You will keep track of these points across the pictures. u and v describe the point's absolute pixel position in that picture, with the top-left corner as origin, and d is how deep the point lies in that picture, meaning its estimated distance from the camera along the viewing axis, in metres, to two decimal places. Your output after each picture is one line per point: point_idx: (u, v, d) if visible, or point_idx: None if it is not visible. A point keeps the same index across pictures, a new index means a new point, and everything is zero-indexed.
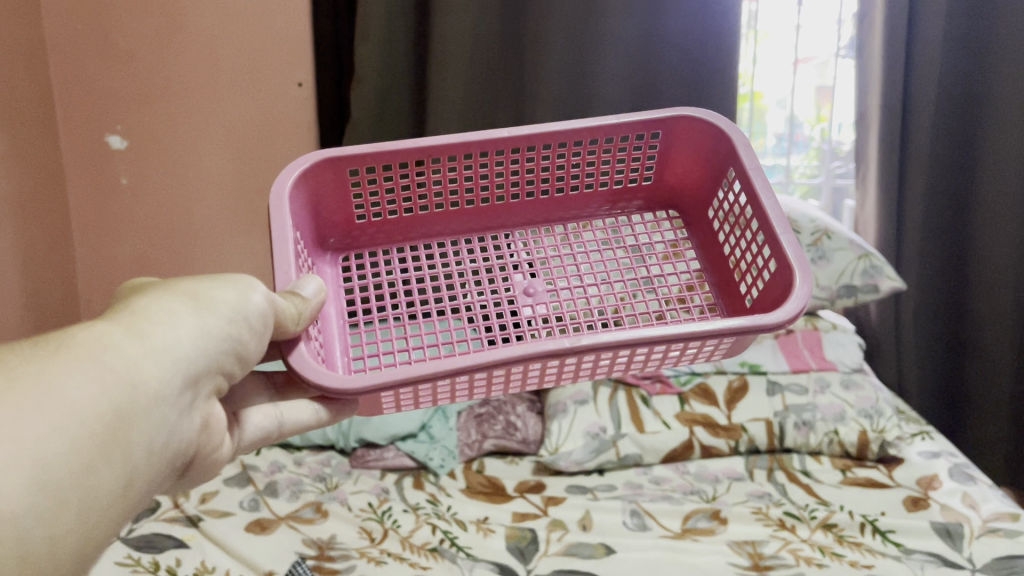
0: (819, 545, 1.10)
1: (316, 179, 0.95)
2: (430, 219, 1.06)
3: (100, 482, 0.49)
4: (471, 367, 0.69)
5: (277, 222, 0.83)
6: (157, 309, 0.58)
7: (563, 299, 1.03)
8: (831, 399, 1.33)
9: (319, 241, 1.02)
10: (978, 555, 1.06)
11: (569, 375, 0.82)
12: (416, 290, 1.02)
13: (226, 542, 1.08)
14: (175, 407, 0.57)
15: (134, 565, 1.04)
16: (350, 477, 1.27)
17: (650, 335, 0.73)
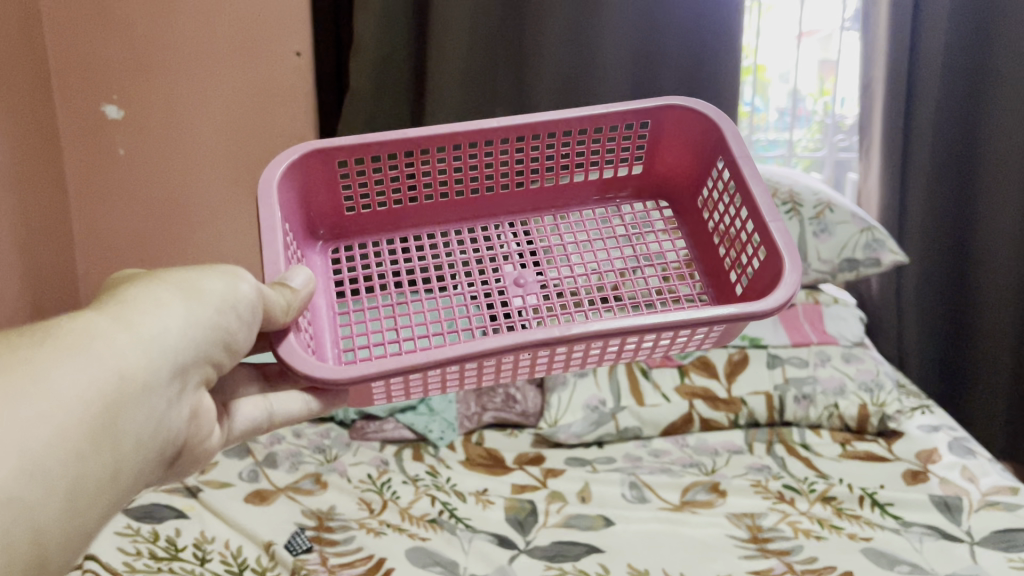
0: (818, 517, 1.10)
1: (304, 170, 0.95)
2: (419, 210, 1.05)
3: (88, 474, 0.49)
4: (458, 357, 0.69)
5: (266, 214, 0.82)
6: (145, 297, 0.57)
7: (555, 289, 1.01)
8: (832, 372, 1.33)
9: (308, 232, 1.01)
10: (977, 528, 1.07)
11: (562, 364, 0.82)
12: (405, 281, 1.01)
13: (225, 513, 1.08)
14: (165, 398, 0.57)
15: (134, 535, 1.04)
16: (349, 449, 1.27)
17: (642, 324, 0.72)
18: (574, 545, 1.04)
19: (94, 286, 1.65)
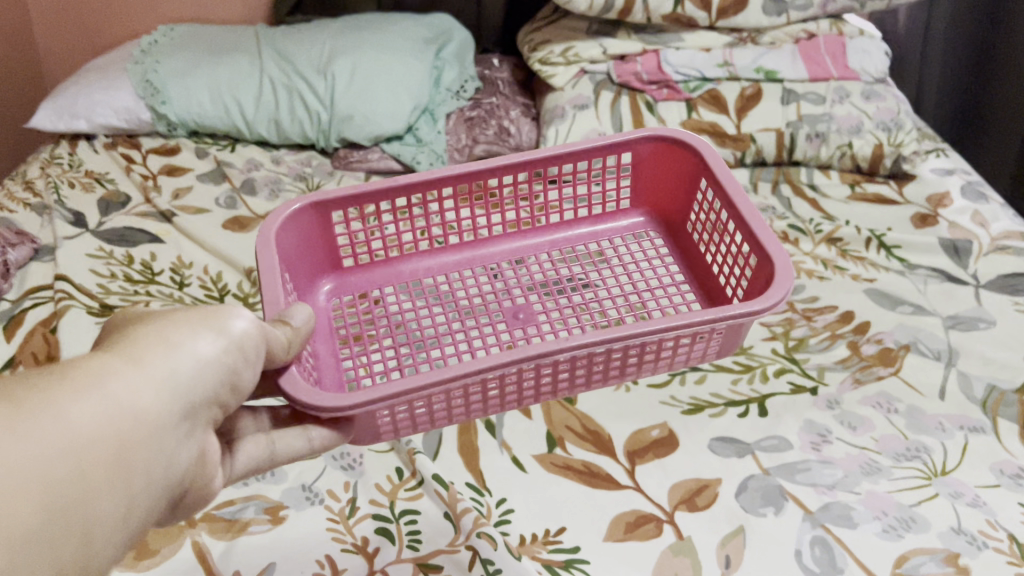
0: (822, 258, 1.07)
1: (298, 228, 0.80)
2: (412, 257, 0.89)
3: (94, 522, 0.42)
4: (460, 378, 0.60)
5: (265, 264, 0.70)
6: (145, 335, 0.49)
7: (551, 318, 0.82)
8: (849, 110, 1.23)
9: (309, 284, 0.85)
10: (983, 272, 1.03)
11: (556, 387, 0.70)
12: (398, 326, 0.82)
13: (201, 237, 1.01)
14: (177, 435, 0.48)
15: (107, 258, 0.97)
16: (333, 178, 1.18)
17: (635, 330, 0.64)
18: None
19: (46, 18, 1.50)
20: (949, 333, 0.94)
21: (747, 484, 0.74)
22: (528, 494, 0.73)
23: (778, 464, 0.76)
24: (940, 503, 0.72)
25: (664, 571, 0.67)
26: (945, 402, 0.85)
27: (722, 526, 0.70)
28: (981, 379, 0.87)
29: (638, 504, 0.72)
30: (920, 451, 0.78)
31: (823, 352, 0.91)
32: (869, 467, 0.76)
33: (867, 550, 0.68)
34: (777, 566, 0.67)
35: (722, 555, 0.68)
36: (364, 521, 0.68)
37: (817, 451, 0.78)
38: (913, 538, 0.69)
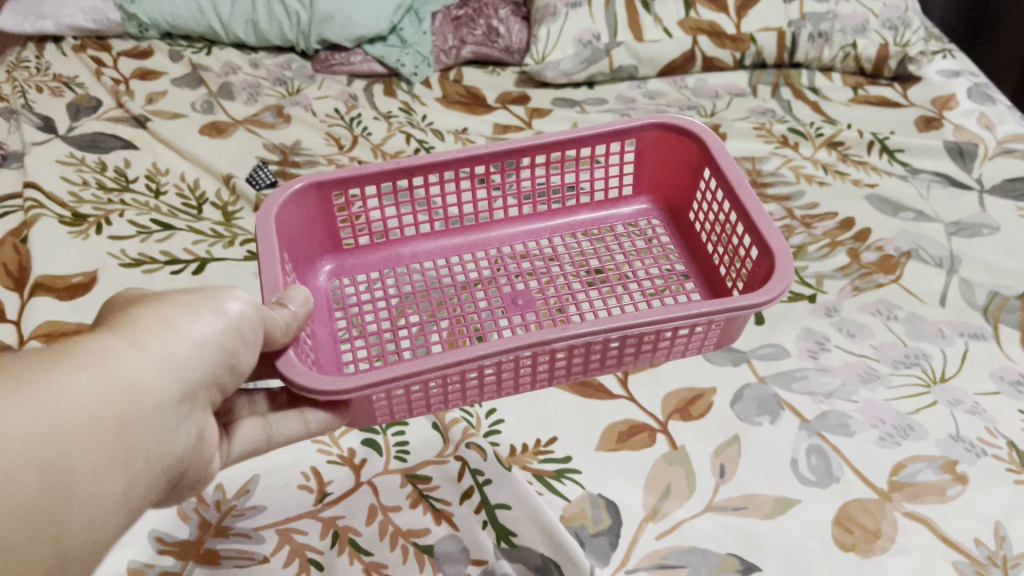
0: (822, 163, 1.03)
1: (299, 210, 0.74)
2: (412, 239, 0.83)
3: (85, 505, 0.39)
4: (455, 365, 0.55)
5: (264, 243, 0.64)
6: (146, 315, 0.46)
7: (544, 301, 0.77)
8: (854, 6, 1.16)
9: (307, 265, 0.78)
10: (987, 177, 1.00)
11: (556, 372, 0.65)
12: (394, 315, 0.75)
13: (177, 143, 0.97)
14: (175, 418, 0.45)
15: (78, 165, 0.93)
16: (314, 82, 1.12)
17: (636, 318, 0.59)
18: None
19: None
20: (951, 239, 0.91)
21: (743, 394, 0.72)
22: (519, 405, 0.71)
23: (775, 373, 0.75)
24: (939, 411, 0.71)
25: (657, 479, 0.65)
26: (946, 310, 0.82)
27: (716, 436, 0.68)
28: (983, 286, 0.85)
29: (631, 414, 0.70)
30: (919, 359, 0.76)
31: (821, 260, 0.89)
32: (867, 374, 0.75)
33: (864, 457, 0.66)
34: (773, 473, 0.65)
35: (716, 465, 0.66)
36: (351, 433, 0.66)
37: (814, 359, 0.76)
38: (911, 445, 0.68)
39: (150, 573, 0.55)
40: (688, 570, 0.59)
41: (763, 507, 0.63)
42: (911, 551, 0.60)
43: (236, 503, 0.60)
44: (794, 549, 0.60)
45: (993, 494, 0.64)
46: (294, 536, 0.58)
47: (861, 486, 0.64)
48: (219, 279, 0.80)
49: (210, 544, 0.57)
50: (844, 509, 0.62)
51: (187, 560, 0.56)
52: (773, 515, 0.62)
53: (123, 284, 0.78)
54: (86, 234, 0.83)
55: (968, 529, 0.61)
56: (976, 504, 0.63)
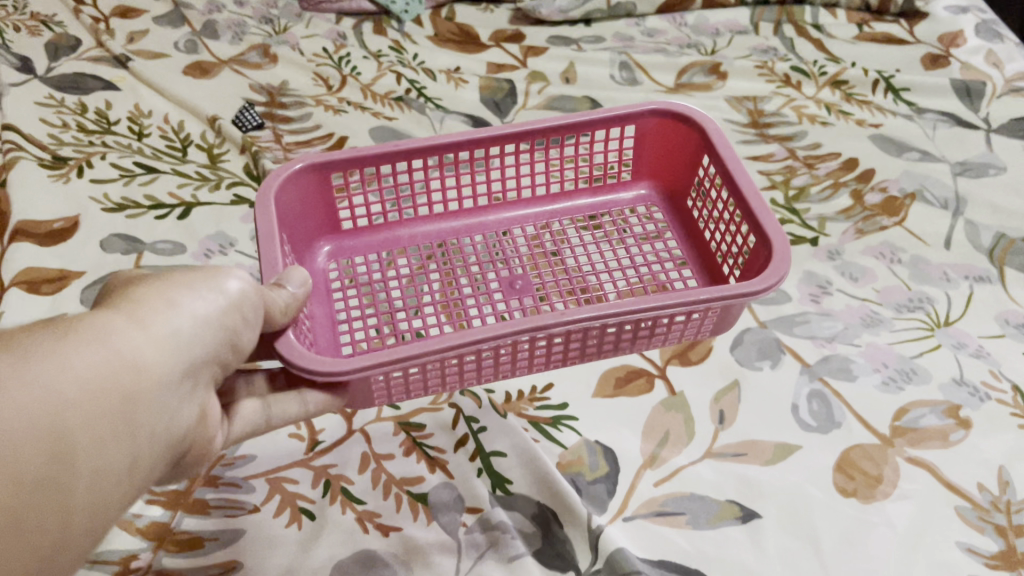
0: (825, 103, 1.00)
1: (299, 192, 0.70)
2: (414, 221, 0.78)
3: (90, 478, 0.39)
4: (452, 350, 0.53)
5: (263, 228, 0.61)
6: (145, 293, 0.45)
7: (547, 290, 0.72)
8: None
9: (305, 246, 0.74)
10: (995, 116, 0.97)
11: (552, 358, 0.62)
12: (393, 300, 0.71)
13: (159, 84, 0.94)
14: (177, 394, 0.44)
15: (57, 107, 0.90)
16: (301, 20, 1.08)
17: (630, 304, 0.56)
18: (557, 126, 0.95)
19: None
20: (956, 180, 0.89)
21: (742, 339, 0.71)
22: None
23: (775, 317, 0.73)
24: (942, 355, 0.70)
25: (655, 426, 0.63)
26: (950, 253, 0.81)
27: (716, 381, 0.67)
28: (989, 228, 0.83)
29: (629, 360, 0.68)
30: (923, 303, 0.75)
31: (823, 202, 0.87)
32: (869, 319, 0.73)
33: (866, 402, 0.65)
34: (773, 419, 0.64)
35: (715, 411, 0.64)
36: None
37: (816, 303, 0.75)
38: (913, 391, 0.66)
39: (138, 522, 0.53)
40: (687, 517, 0.57)
41: (763, 453, 0.61)
42: (913, 496, 0.58)
43: (225, 453, 0.59)
44: (795, 494, 0.58)
45: (996, 439, 0.63)
46: (284, 486, 0.57)
47: (863, 431, 0.63)
48: (204, 223, 0.78)
49: (200, 493, 0.56)
50: (846, 455, 0.61)
51: (176, 510, 0.54)
52: (773, 461, 0.61)
53: (105, 229, 0.76)
54: (67, 178, 0.81)
55: (971, 475, 0.60)
56: (979, 449, 0.62)
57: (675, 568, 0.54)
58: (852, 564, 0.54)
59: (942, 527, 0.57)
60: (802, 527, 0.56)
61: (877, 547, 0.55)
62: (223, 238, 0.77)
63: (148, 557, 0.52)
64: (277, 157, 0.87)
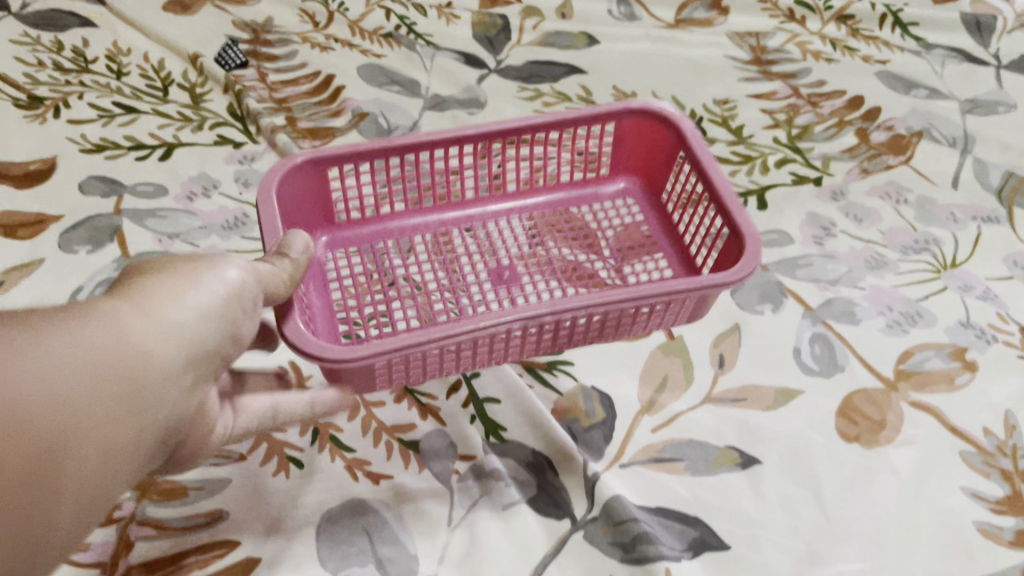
0: (831, 39, 0.97)
1: (293, 188, 0.64)
2: (412, 211, 0.71)
3: (84, 468, 0.39)
4: (474, 333, 0.50)
5: (267, 220, 0.57)
6: (148, 281, 0.45)
7: (546, 284, 0.67)
8: None
9: (297, 236, 0.67)
10: (1005, 52, 0.94)
11: (545, 345, 0.58)
12: (393, 303, 0.64)
13: (140, 22, 0.90)
14: (179, 388, 0.45)
15: (33, 45, 0.86)
16: None
17: (638, 292, 0.53)
18: (552, 64, 0.92)
19: None
20: (965, 118, 0.86)
21: (744, 282, 0.69)
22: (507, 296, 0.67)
23: (777, 260, 0.71)
24: (949, 297, 0.68)
25: (653, 370, 0.61)
26: (958, 193, 0.78)
27: (716, 325, 0.65)
28: (998, 168, 0.81)
29: None
30: (929, 244, 0.73)
31: (828, 141, 0.84)
32: (874, 261, 0.71)
33: (870, 345, 0.63)
34: (774, 364, 0.62)
35: (715, 355, 0.63)
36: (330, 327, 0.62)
37: (819, 245, 0.72)
38: (919, 333, 0.65)
39: None
40: (685, 464, 0.55)
41: (764, 398, 0.59)
42: (918, 441, 0.57)
43: None
44: (796, 441, 0.56)
45: (1002, 383, 0.61)
46: (272, 433, 0.55)
47: (866, 376, 0.61)
48: (187, 166, 0.75)
49: None
50: (848, 400, 0.59)
51: None
52: (774, 406, 0.59)
53: (83, 172, 0.73)
54: (44, 119, 0.78)
55: (976, 418, 0.58)
56: (985, 393, 0.60)
57: (673, 515, 0.52)
58: (855, 509, 0.53)
59: (948, 473, 0.55)
60: (803, 474, 0.55)
61: (880, 492, 0.54)
62: (207, 180, 0.74)
63: (131, 507, 0.50)
64: (261, 97, 0.84)
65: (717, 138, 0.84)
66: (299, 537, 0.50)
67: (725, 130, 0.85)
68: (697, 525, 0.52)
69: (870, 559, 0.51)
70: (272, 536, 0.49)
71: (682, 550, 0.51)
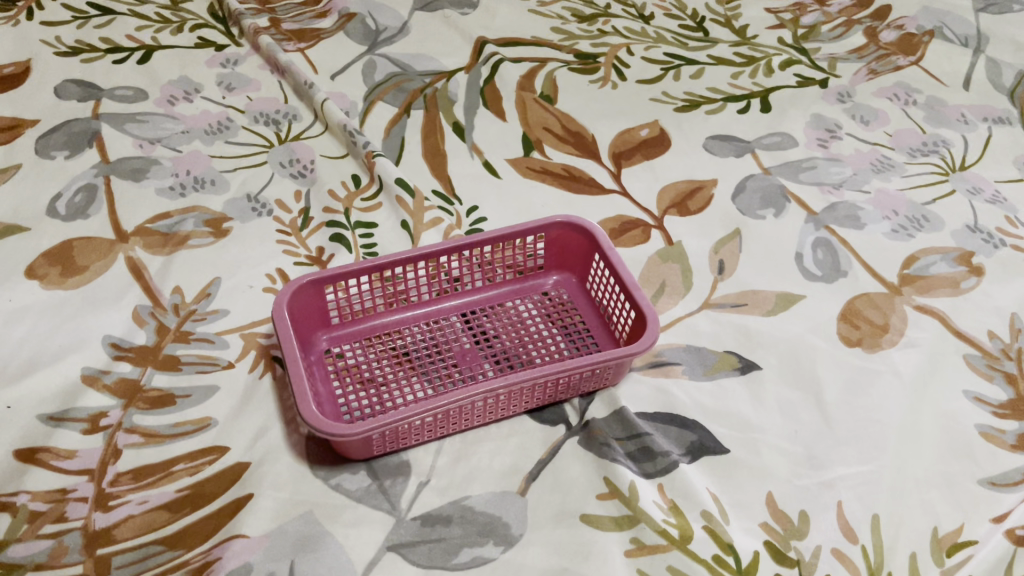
0: None
1: (306, 302, 0.52)
2: (442, 297, 0.57)
3: None
4: (509, 384, 0.45)
5: (296, 380, 0.44)
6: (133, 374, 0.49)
7: (590, 315, 0.57)
8: None
9: (313, 341, 0.53)
10: None
11: (530, 357, 0.53)
12: (420, 380, 0.51)
13: None
14: None
15: None
16: None
17: (613, 351, 0.48)
18: None
19: None
20: (979, 16, 0.82)
21: (745, 186, 0.67)
22: (501, 201, 0.65)
23: (780, 163, 0.69)
24: (957, 200, 0.66)
25: (651, 275, 0.60)
26: (969, 94, 0.76)
27: (716, 231, 0.63)
28: (1012, 67, 0.78)
29: (623, 209, 0.64)
30: (938, 146, 0.70)
31: (835, 42, 0.81)
32: (879, 164, 0.69)
33: (873, 250, 0.62)
34: (774, 269, 0.61)
35: (716, 261, 0.61)
36: (318, 232, 0.61)
37: (824, 148, 0.70)
38: (925, 238, 0.63)
39: (106, 379, 0.50)
40: (682, 368, 0.54)
41: (764, 303, 0.58)
42: (922, 345, 0.55)
43: (197, 307, 0.55)
44: (796, 345, 0.55)
45: (1008, 286, 0.60)
46: (260, 341, 0.54)
47: (870, 280, 0.60)
48: (167, 69, 0.73)
49: (170, 349, 0.52)
50: (850, 303, 0.58)
51: (146, 366, 0.51)
52: (774, 311, 0.58)
53: (60, 75, 0.71)
54: (16, 20, 0.76)
55: (982, 322, 0.57)
56: (990, 296, 0.59)
57: (671, 420, 0.51)
58: (855, 411, 0.52)
59: (950, 376, 0.54)
60: (803, 377, 0.53)
61: (882, 394, 0.52)
62: (188, 84, 0.72)
63: (118, 414, 0.48)
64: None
65: (720, 39, 0.81)
66: (288, 439, 0.48)
67: (728, 31, 0.82)
68: (695, 429, 0.50)
69: (870, 461, 0.49)
70: (259, 440, 0.48)
71: (679, 454, 0.49)
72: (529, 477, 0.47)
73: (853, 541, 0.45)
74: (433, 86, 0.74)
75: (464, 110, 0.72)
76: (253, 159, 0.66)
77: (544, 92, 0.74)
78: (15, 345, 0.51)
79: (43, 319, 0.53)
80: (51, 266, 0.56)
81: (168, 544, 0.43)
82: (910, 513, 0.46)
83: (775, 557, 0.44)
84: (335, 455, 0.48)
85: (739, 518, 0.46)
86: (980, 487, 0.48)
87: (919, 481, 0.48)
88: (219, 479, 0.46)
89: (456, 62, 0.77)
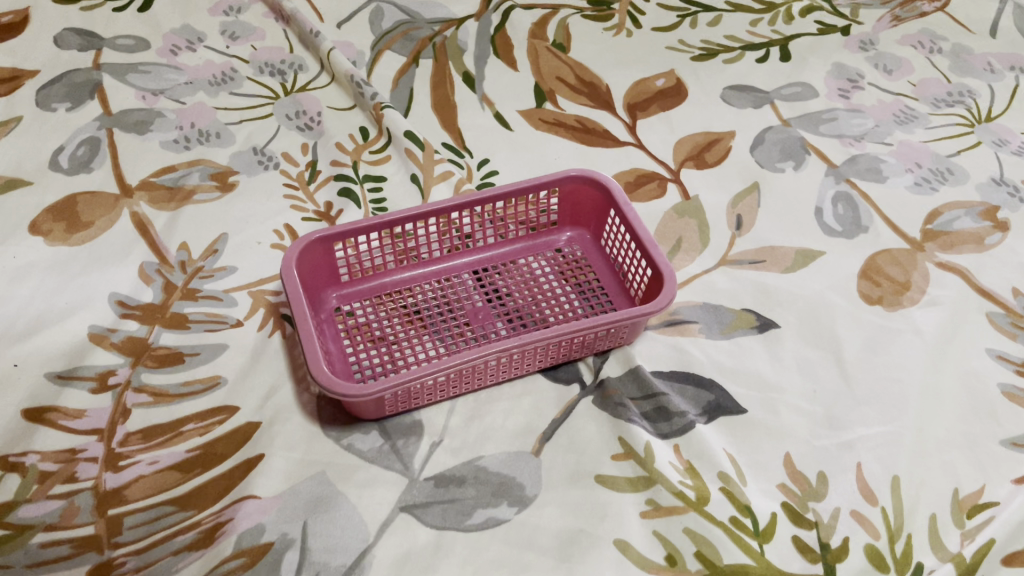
0: None
1: (316, 259, 0.51)
2: (454, 254, 0.56)
3: None
4: (523, 344, 0.44)
5: (306, 340, 0.43)
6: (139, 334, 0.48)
7: (605, 272, 0.56)
8: None
9: (323, 298, 0.52)
10: None
11: (543, 315, 0.52)
12: (431, 338, 0.50)
13: None
14: None
15: None
16: None
17: (629, 311, 0.47)
18: None
19: None
20: None
21: (764, 138, 0.65)
22: (513, 154, 0.63)
23: (801, 115, 0.67)
24: (982, 152, 0.64)
25: (667, 231, 0.58)
26: (996, 42, 0.73)
27: (734, 184, 0.62)
28: None
29: (639, 163, 0.63)
30: (964, 96, 0.68)
31: None
32: (903, 115, 0.67)
33: (895, 203, 0.60)
34: (794, 224, 0.59)
35: (734, 216, 0.59)
36: (326, 186, 0.59)
37: (845, 99, 0.68)
38: (948, 191, 0.61)
39: (113, 338, 0.49)
40: (699, 326, 0.53)
41: (783, 260, 0.57)
42: (945, 302, 0.54)
43: (203, 264, 0.54)
44: (816, 303, 0.54)
45: None
46: (268, 298, 0.53)
47: (891, 236, 0.58)
48: (168, 18, 0.71)
49: (177, 306, 0.51)
50: (871, 260, 0.57)
51: (154, 324, 0.50)
52: (793, 268, 0.56)
53: (59, 24, 0.69)
54: None
55: (1006, 279, 0.56)
56: (1015, 252, 0.57)
57: (687, 379, 0.50)
58: (876, 370, 0.51)
59: (973, 334, 0.53)
60: (822, 335, 0.52)
61: (903, 353, 0.51)
62: (191, 33, 0.70)
63: (126, 373, 0.48)
64: None
65: None
66: (299, 399, 0.47)
67: None
68: (712, 389, 0.49)
69: (891, 422, 0.48)
70: (270, 400, 0.47)
71: (696, 414, 0.48)
72: (543, 437, 0.46)
73: (873, 504, 0.44)
74: (443, 34, 0.72)
75: (475, 60, 0.70)
76: (259, 111, 0.64)
77: (556, 41, 0.72)
78: (21, 302, 0.50)
79: (49, 276, 0.52)
80: (55, 221, 0.55)
81: (179, 504, 0.42)
82: (930, 474, 0.46)
83: (793, 519, 0.43)
84: (346, 415, 0.47)
85: (756, 479, 0.45)
86: (1002, 448, 0.47)
87: (940, 442, 0.47)
88: (230, 439, 0.45)
89: (466, 9, 0.74)
